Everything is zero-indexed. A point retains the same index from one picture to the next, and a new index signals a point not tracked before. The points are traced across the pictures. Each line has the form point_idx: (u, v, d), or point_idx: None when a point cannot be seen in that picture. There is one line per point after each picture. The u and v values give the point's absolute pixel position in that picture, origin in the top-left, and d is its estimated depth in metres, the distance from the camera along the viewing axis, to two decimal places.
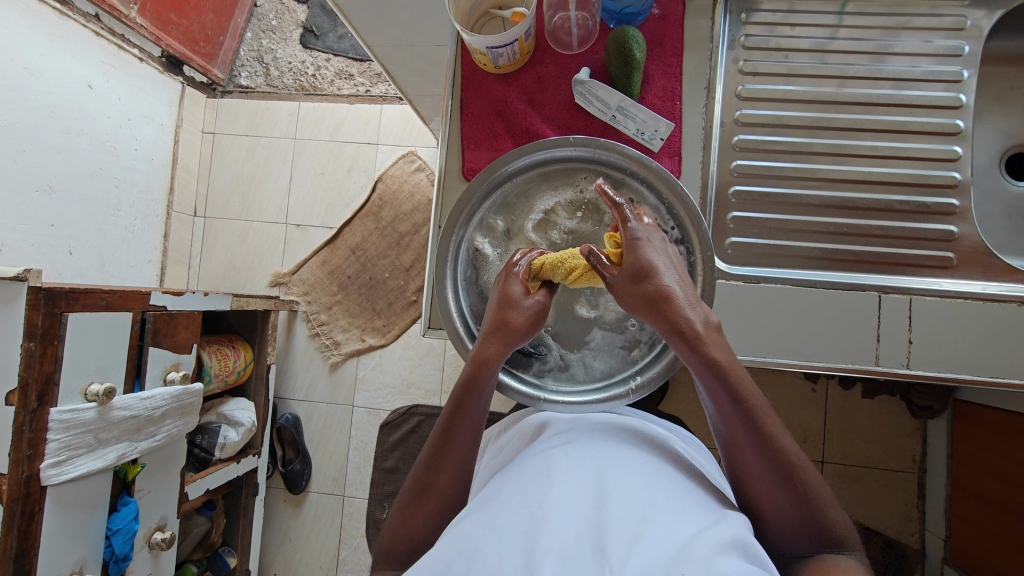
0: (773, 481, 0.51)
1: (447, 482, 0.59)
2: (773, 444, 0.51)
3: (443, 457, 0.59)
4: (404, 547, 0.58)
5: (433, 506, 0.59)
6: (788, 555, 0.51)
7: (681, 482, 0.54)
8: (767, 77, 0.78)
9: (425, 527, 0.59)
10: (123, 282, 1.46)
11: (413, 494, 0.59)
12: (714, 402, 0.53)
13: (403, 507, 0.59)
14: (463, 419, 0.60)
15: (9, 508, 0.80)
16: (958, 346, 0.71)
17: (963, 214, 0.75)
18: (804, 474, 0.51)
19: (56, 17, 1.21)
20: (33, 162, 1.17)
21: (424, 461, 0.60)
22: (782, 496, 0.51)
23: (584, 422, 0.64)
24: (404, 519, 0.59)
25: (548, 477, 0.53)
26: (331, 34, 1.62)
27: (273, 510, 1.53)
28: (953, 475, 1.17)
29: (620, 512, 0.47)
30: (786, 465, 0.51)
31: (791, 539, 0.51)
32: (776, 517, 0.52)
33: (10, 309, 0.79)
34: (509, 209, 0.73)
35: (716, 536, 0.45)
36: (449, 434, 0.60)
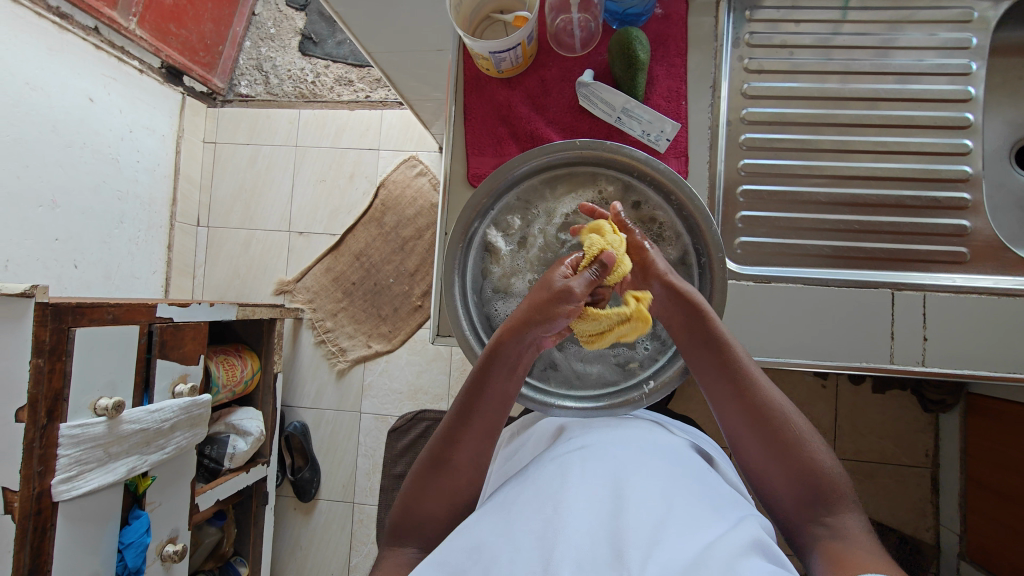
0: (763, 436, 0.58)
1: (464, 461, 0.60)
2: (758, 400, 0.59)
3: (465, 430, 0.61)
4: (416, 520, 0.59)
5: (450, 481, 0.60)
6: (794, 514, 0.55)
7: (699, 484, 0.54)
8: (772, 74, 0.77)
9: (439, 500, 0.59)
10: (128, 294, 1.46)
11: (430, 465, 0.60)
12: (705, 365, 0.62)
13: (417, 476, 0.60)
14: (487, 396, 0.62)
15: (22, 525, 0.80)
16: (974, 341, 0.70)
17: (976, 208, 0.74)
18: (786, 424, 0.57)
19: (55, 31, 1.21)
20: (37, 177, 1.17)
21: (443, 435, 0.61)
22: (773, 450, 0.57)
23: (596, 429, 0.64)
24: (417, 488, 0.59)
25: (563, 482, 0.52)
26: (330, 41, 1.62)
27: (283, 518, 1.53)
28: (968, 469, 1.16)
29: (638, 518, 0.47)
30: (771, 418, 0.58)
31: (798, 504, 0.55)
32: (775, 475, 0.57)
33: (18, 327, 0.78)
34: (527, 207, 0.72)
35: (735, 539, 0.44)
36: (472, 416, 0.61)
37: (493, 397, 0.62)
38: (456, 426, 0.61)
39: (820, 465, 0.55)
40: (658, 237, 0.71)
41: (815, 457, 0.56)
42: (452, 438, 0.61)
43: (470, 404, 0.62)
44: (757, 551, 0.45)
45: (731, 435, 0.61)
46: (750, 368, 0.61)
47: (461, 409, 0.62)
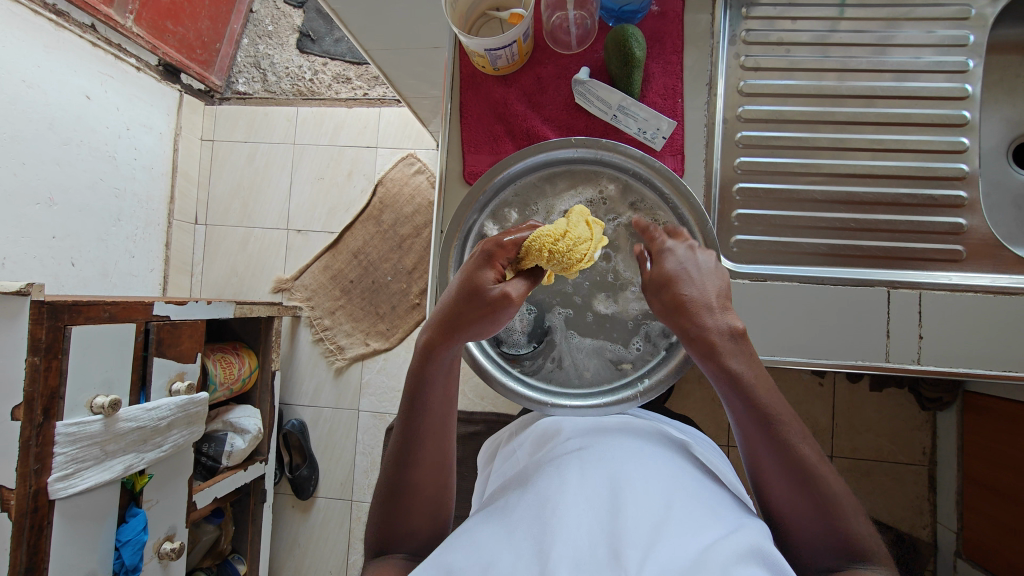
0: (791, 486, 0.51)
1: (425, 477, 0.59)
2: (792, 451, 0.50)
3: (416, 446, 0.58)
4: (392, 536, 0.58)
5: (415, 494, 0.58)
6: (810, 564, 0.50)
7: (697, 485, 0.54)
8: (769, 72, 0.77)
9: (411, 515, 0.58)
10: (125, 292, 1.46)
11: (390, 493, 0.58)
12: (732, 409, 0.53)
13: (381, 508, 0.59)
14: (428, 408, 0.59)
15: (18, 522, 0.80)
16: (969, 340, 0.70)
17: (972, 206, 0.74)
18: (821, 476, 0.50)
19: (52, 28, 1.21)
20: (34, 175, 1.17)
21: (394, 460, 0.59)
22: (801, 500, 0.50)
23: (595, 428, 0.63)
24: (387, 516, 0.58)
25: (561, 483, 0.52)
26: (327, 38, 1.62)
27: (281, 516, 1.54)
28: (965, 467, 1.16)
29: (637, 519, 0.47)
30: (805, 470, 0.50)
31: (817, 549, 0.50)
32: (795, 521, 0.51)
33: (13, 325, 0.78)
34: (526, 203, 0.71)
35: (733, 544, 0.44)
36: (419, 432, 0.59)
37: (437, 405, 0.59)
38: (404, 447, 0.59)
39: (849, 521, 0.49)
40: None
41: (846, 512, 0.49)
42: (405, 457, 0.58)
43: (414, 422, 0.59)
44: (754, 556, 0.45)
45: (753, 473, 0.54)
46: (788, 418, 0.51)
47: (404, 433, 0.59)
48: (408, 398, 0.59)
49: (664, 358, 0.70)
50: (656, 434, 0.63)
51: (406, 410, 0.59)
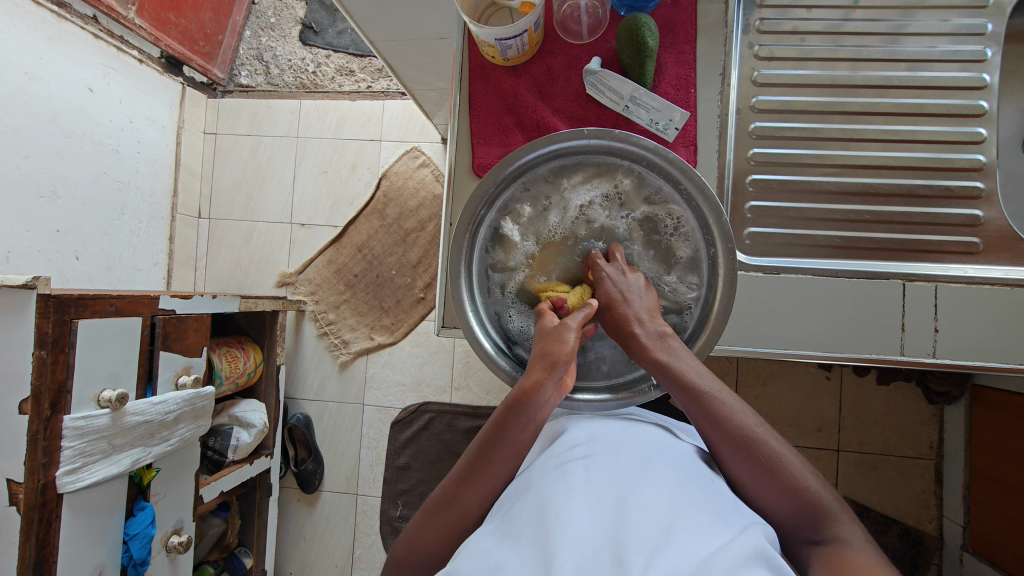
0: (750, 466, 0.56)
1: (471, 507, 0.58)
2: (736, 431, 0.57)
3: (474, 476, 0.58)
4: (417, 558, 0.57)
5: (453, 526, 0.57)
6: (793, 536, 0.55)
7: (702, 491, 0.53)
8: (782, 61, 0.76)
9: (439, 544, 0.57)
10: (130, 286, 1.45)
11: (439, 505, 0.58)
12: (679, 402, 0.61)
13: (426, 513, 0.59)
14: (501, 445, 0.59)
15: (27, 516, 0.80)
16: (985, 333, 0.70)
17: (989, 197, 0.73)
18: (769, 447, 0.56)
19: (54, 20, 1.20)
20: (37, 168, 1.16)
21: (457, 474, 0.59)
22: (761, 477, 0.56)
23: (601, 430, 0.63)
24: (423, 527, 0.58)
25: (565, 486, 0.52)
26: (330, 30, 1.60)
27: (287, 510, 1.54)
28: (972, 461, 1.16)
29: (641, 526, 0.46)
30: (755, 447, 0.56)
31: (793, 522, 0.55)
32: (767, 501, 0.56)
33: (20, 318, 0.78)
34: (540, 198, 0.71)
35: (739, 550, 0.44)
36: (489, 456, 0.59)
37: (516, 439, 0.59)
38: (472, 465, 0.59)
39: (809, 485, 0.54)
40: (675, 227, 0.69)
41: (803, 475, 0.55)
42: (461, 483, 0.58)
43: (489, 445, 0.59)
44: (760, 563, 0.44)
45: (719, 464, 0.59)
46: (724, 398, 0.59)
47: (477, 451, 0.59)
48: (494, 422, 0.60)
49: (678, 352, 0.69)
50: (662, 440, 0.62)
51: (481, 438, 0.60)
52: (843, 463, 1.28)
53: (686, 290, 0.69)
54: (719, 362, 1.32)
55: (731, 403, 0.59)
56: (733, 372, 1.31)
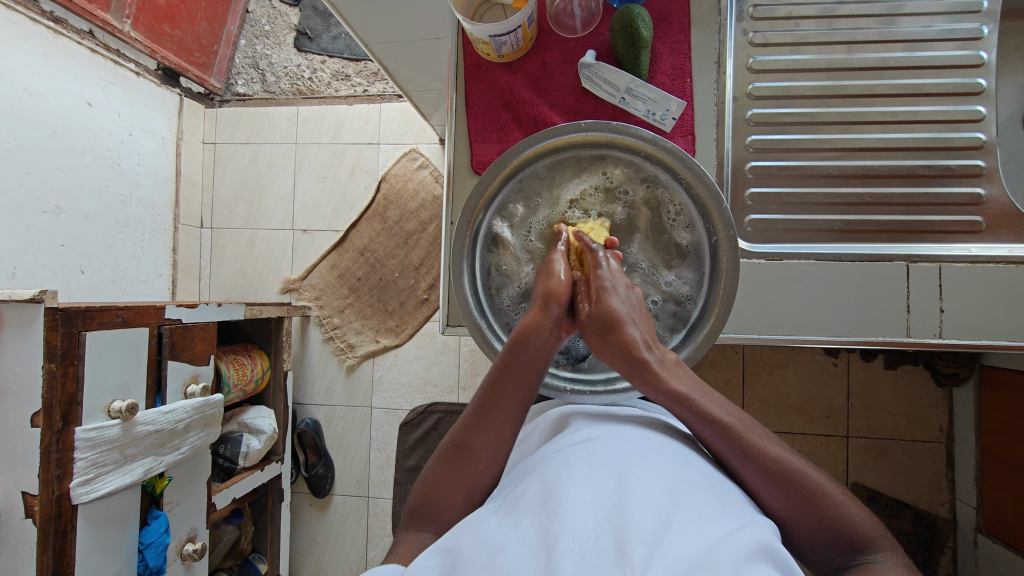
0: (786, 499, 0.54)
1: (483, 446, 0.61)
2: (768, 464, 0.55)
3: (484, 417, 0.62)
4: (432, 503, 0.59)
5: (468, 465, 0.60)
6: (830, 569, 0.53)
7: (705, 480, 0.53)
8: (777, 47, 0.76)
9: (454, 486, 0.59)
10: (135, 298, 1.46)
11: (451, 451, 0.61)
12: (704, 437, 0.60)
13: (439, 461, 0.62)
14: (509, 385, 0.63)
15: (43, 528, 0.81)
16: (991, 311, 0.70)
17: (990, 175, 0.73)
18: (805, 477, 0.54)
19: (51, 35, 1.21)
20: (39, 183, 1.18)
21: (466, 420, 0.63)
22: (795, 510, 0.54)
23: (602, 418, 0.63)
24: (438, 472, 0.61)
25: (568, 474, 0.51)
26: (325, 35, 1.61)
27: (299, 515, 1.54)
28: (983, 443, 1.16)
29: (643, 512, 0.46)
30: (789, 478, 0.54)
31: (825, 549, 0.53)
32: (805, 535, 0.54)
33: (29, 332, 0.78)
34: (531, 197, 0.72)
35: (741, 542, 0.44)
36: (496, 397, 0.62)
37: (519, 378, 0.63)
38: (481, 410, 0.63)
39: (845, 512, 0.53)
40: (672, 215, 0.70)
41: (842, 507, 0.53)
42: (473, 424, 0.62)
43: (494, 389, 0.63)
44: (762, 554, 0.44)
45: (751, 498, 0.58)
46: (754, 434, 0.58)
47: (484, 396, 0.63)
48: (500, 364, 0.64)
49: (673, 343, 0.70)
50: (662, 428, 0.61)
51: (488, 380, 0.64)
52: (853, 449, 1.27)
53: (681, 285, 0.70)
54: (725, 352, 1.32)
55: (759, 436, 0.57)
56: (739, 362, 1.31)
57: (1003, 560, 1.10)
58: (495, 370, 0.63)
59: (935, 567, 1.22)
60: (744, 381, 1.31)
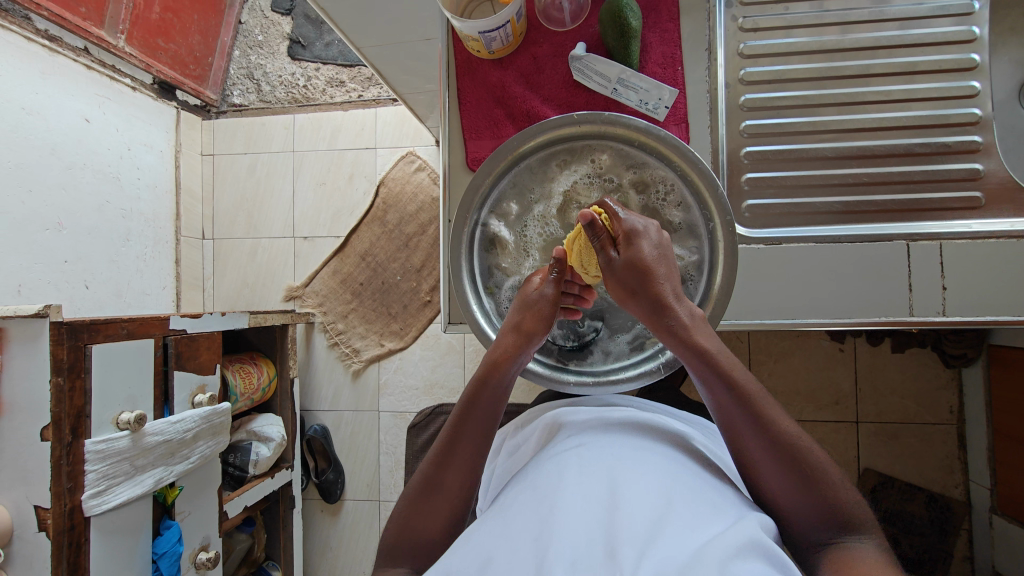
0: (781, 469, 0.54)
1: (455, 481, 0.60)
2: (770, 433, 0.55)
3: (454, 451, 0.61)
4: (409, 542, 0.58)
5: (441, 502, 0.59)
6: (803, 539, 0.54)
7: (697, 481, 0.53)
8: (768, 31, 0.75)
9: (431, 525, 0.58)
10: (140, 311, 1.47)
11: (422, 488, 0.60)
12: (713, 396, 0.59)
13: (409, 500, 0.60)
14: (478, 417, 0.62)
15: (57, 541, 0.81)
16: (993, 287, 0.70)
17: (988, 150, 0.72)
18: (806, 451, 0.54)
19: (47, 54, 1.22)
20: (40, 201, 1.19)
21: (434, 456, 0.61)
22: (785, 480, 0.54)
23: (596, 422, 0.63)
24: (411, 511, 0.59)
25: (559, 479, 0.52)
26: (318, 43, 1.62)
27: (311, 521, 1.55)
28: (995, 422, 1.15)
29: (634, 513, 0.46)
30: (790, 449, 0.54)
31: (805, 525, 0.53)
32: (789, 507, 0.54)
33: (35, 346, 0.79)
34: (524, 193, 0.72)
35: (732, 541, 0.44)
36: (466, 430, 0.62)
37: (485, 410, 0.63)
38: (450, 444, 0.61)
39: (835, 494, 0.52)
40: (664, 197, 0.69)
41: (836, 487, 0.53)
42: (444, 460, 0.60)
43: (463, 422, 0.62)
44: (754, 551, 0.44)
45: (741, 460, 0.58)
46: (765, 400, 0.56)
47: (451, 430, 0.62)
48: (468, 395, 0.63)
49: None
50: (658, 431, 0.61)
51: (456, 414, 0.63)
52: (863, 434, 1.26)
53: (687, 259, 0.69)
54: (730, 342, 1.31)
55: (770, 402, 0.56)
56: (745, 351, 1.31)
57: (1018, 539, 1.09)
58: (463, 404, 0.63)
59: (950, 548, 1.22)
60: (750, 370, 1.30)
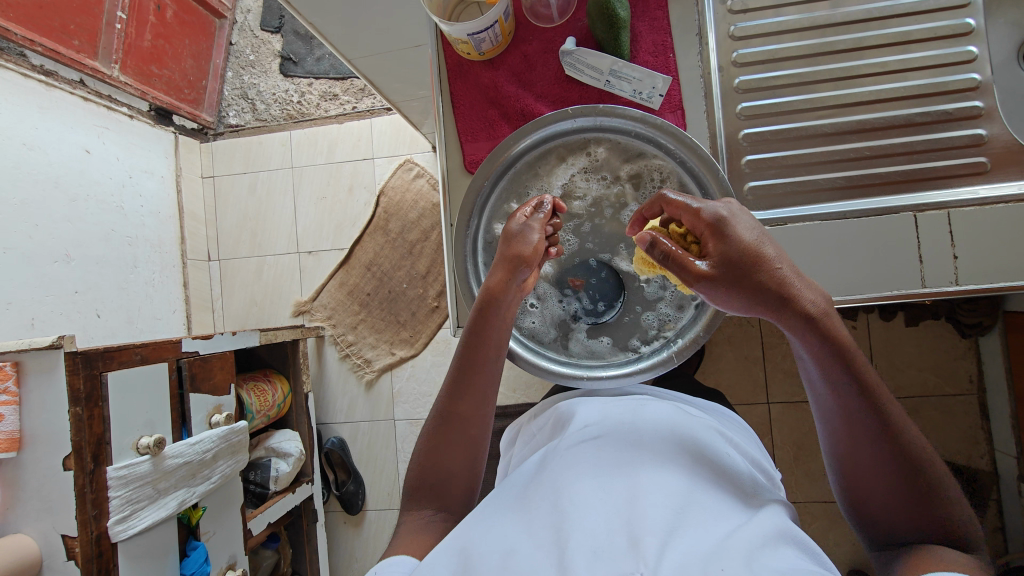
0: (884, 472, 0.50)
1: (470, 412, 0.61)
2: (888, 435, 0.50)
3: (464, 386, 0.62)
4: (431, 479, 0.60)
5: (459, 436, 0.61)
6: (884, 535, 0.52)
7: (717, 468, 0.52)
8: (757, 12, 0.75)
9: (452, 457, 0.60)
10: (153, 336, 1.48)
11: (439, 424, 0.61)
12: (826, 389, 0.53)
13: (430, 437, 0.62)
14: (482, 353, 0.62)
15: (86, 568, 0.82)
16: (1005, 252, 0.69)
17: (990, 115, 0.71)
18: (926, 463, 0.49)
19: (44, 89, 1.24)
20: (47, 234, 1.21)
21: (448, 388, 0.62)
22: (891, 481, 0.50)
23: (611, 410, 0.61)
24: (431, 450, 0.61)
25: (578, 469, 0.51)
26: (309, 58, 1.63)
27: (336, 533, 1.56)
28: (1016, 390, 1.13)
29: (655, 502, 0.45)
30: (905, 455, 0.49)
31: (891, 524, 0.51)
32: (879, 503, 0.51)
33: (51, 377, 0.80)
34: (522, 192, 0.72)
35: (758, 531, 0.44)
36: (471, 362, 0.62)
37: (487, 345, 0.63)
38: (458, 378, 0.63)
39: (944, 506, 0.49)
40: (660, 180, 0.69)
41: (942, 500, 0.49)
42: (456, 393, 0.61)
43: (468, 356, 0.62)
44: (779, 541, 0.44)
45: (827, 446, 0.55)
46: (887, 401, 0.50)
47: (460, 365, 0.63)
48: (469, 331, 0.63)
49: (691, 316, 0.69)
50: (677, 414, 0.60)
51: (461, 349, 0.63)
52: None
53: None
54: (742, 326, 1.30)
55: (893, 406, 0.50)
56: (757, 335, 1.30)
57: None
58: (467, 338, 0.63)
59: (981, 521, 1.20)
60: (764, 354, 1.29)
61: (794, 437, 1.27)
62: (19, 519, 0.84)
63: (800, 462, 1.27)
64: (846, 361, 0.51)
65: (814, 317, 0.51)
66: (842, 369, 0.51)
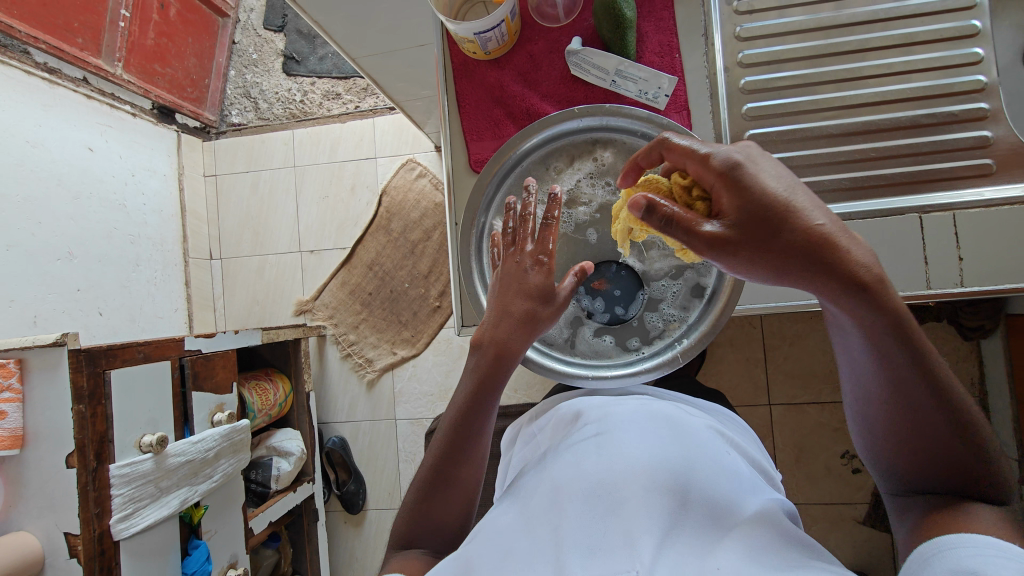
0: (924, 436, 0.46)
1: (464, 470, 0.60)
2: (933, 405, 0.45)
3: (459, 442, 0.59)
4: (426, 531, 0.58)
5: (453, 492, 0.59)
6: (908, 487, 0.50)
7: (716, 464, 0.52)
8: (763, 13, 0.75)
9: (447, 509, 0.58)
10: (154, 334, 1.47)
11: (432, 480, 0.59)
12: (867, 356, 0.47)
13: (422, 491, 0.59)
14: (478, 411, 0.60)
15: (88, 566, 0.82)
16: (1009, 253, 0.69)
17: (996, 116, 0.71)
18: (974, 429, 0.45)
19: (47, 86, 1.24)
20: (50, 232, 1.21)
21: (441, 446, 0.60)
22: (931, 446, 0.46)
23: (613, 408, 0.61)
24: (424, 504, 0.58)
25: (577, 468, 0.51)
26: (312, 57, 1.62)
27: (336, 533, 1.55)
28: (1018, 392, 1.13)
29: (653, 505, 0.45)
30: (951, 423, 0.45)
31: (918, 477, 0.49)
32: (909, 460, 0.48)
33: (54, 375, 0.80)
34: (527, 192, 0.72)
35: (753, 532, 0.44)
36: (467, 419, 0.60)
37: (485, 402, 0.60)
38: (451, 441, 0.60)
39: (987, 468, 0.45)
40: None
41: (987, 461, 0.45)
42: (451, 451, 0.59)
43: (467, 415, 0.60)
44: (776, 540, 0.44)
45: (855, 402, 0.51)
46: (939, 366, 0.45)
47: (455, 420, 0.60)
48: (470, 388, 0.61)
49: (696, 317, 0.69)
50: (677, 414, 0.60)
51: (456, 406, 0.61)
52: None
53: None
54: (744, 328, 1.30)
55: (945, 371, 0.45)
56: (759, 337, 1.30)
57: None
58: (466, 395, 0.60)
59: None
60: (766, 355, 1.30)
61: (796, 438, 1.27)
62: (21, 516, 0.83)
63: (802, 464, 1.27)
64: (901, 334, 0.44)
65: (865, 285, 0.43)
66: (892, 341, 0.44)
